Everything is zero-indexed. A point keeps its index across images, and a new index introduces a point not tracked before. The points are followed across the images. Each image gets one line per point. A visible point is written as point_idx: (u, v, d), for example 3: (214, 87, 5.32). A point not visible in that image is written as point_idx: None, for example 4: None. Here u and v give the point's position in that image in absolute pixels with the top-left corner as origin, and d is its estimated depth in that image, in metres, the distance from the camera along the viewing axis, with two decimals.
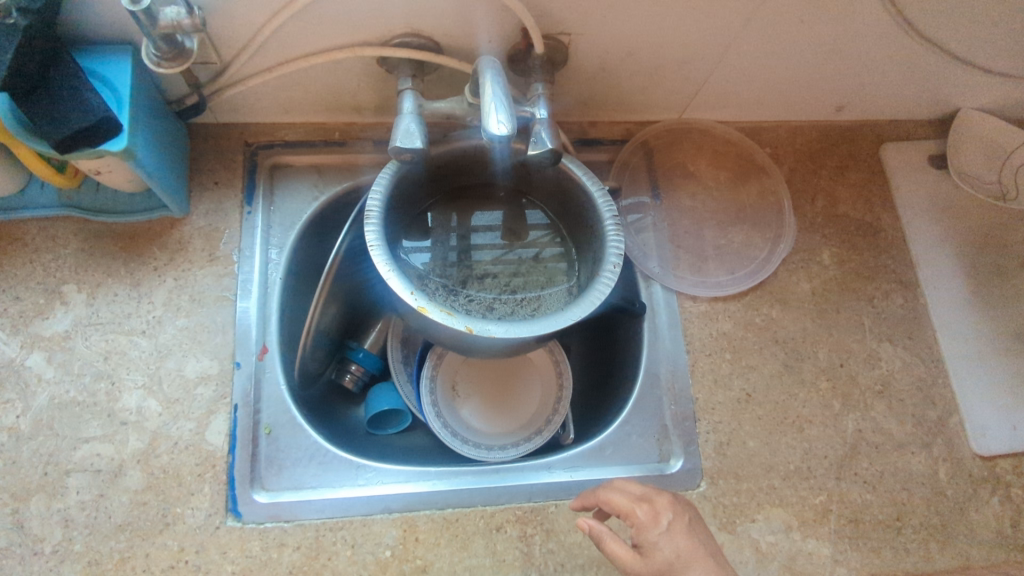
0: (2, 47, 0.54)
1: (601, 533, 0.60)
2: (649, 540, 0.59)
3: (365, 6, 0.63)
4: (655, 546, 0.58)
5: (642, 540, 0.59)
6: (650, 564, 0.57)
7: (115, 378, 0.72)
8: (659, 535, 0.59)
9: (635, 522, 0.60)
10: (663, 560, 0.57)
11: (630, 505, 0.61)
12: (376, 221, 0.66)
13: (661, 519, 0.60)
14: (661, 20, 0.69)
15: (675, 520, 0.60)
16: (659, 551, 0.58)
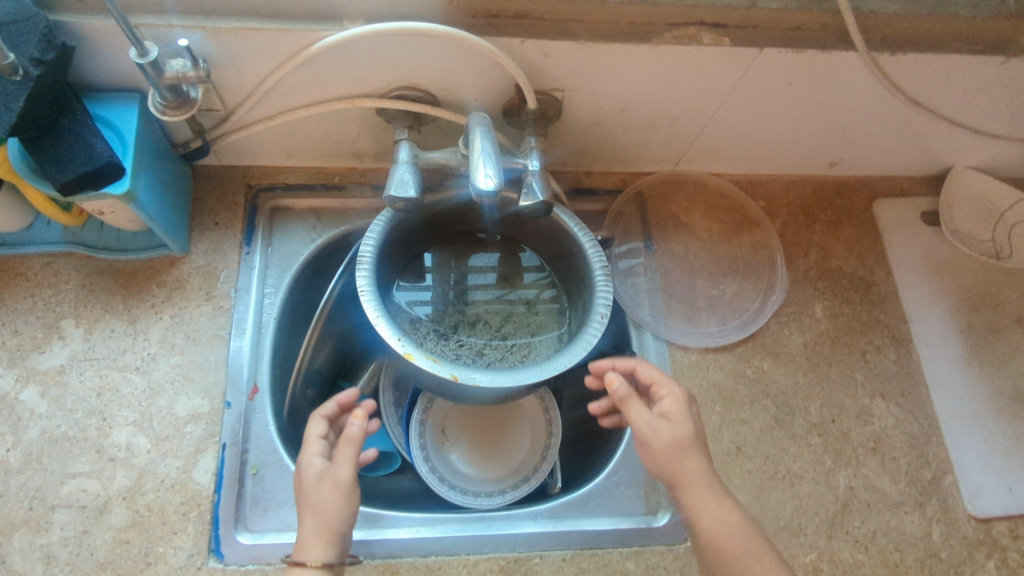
0: (13, 95, 0.56)
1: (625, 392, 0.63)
2: (674, 412, 0.64)
3: (364, 61, 0.66)
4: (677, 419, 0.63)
5: (664, 409, 0.64)
6: (668, 432, 0.62)
7: (106, 414, 0.72)
8: (685, 415, 0.64)
9: (661, 396, 0.65)
10: (686, 432, 0.62)
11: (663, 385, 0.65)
12: (367, 267, 0.67)
13: (685, 406, 0.64)
14: (653, 80, 0.71)
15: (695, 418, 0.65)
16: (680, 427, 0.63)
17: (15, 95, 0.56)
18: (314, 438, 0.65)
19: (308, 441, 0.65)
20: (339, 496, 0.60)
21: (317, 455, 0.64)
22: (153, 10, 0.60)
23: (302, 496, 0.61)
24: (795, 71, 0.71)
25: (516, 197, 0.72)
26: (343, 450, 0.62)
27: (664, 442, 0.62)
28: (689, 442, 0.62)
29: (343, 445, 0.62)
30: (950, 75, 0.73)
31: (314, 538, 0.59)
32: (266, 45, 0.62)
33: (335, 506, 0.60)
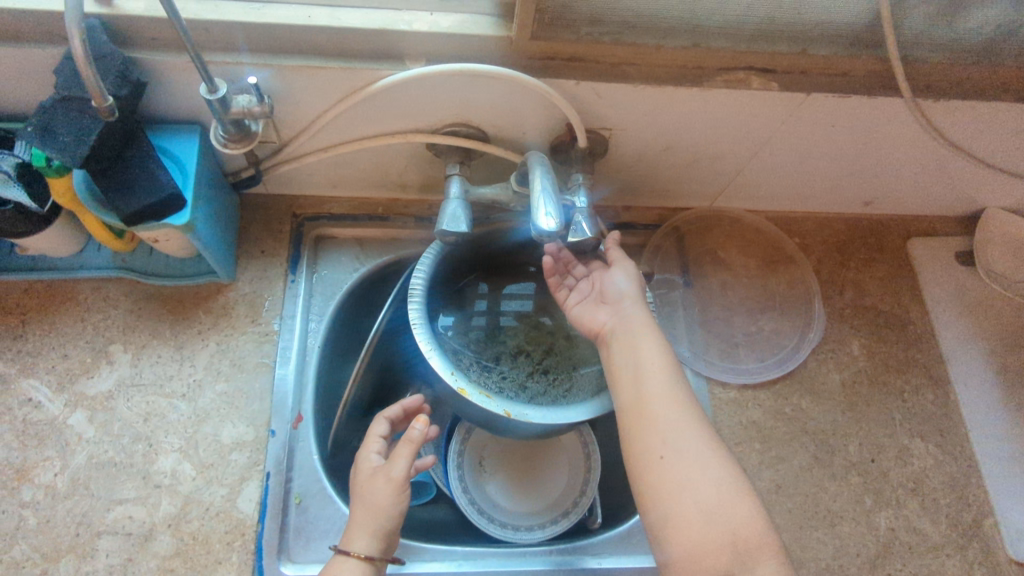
0: (88, 127, 0.57)
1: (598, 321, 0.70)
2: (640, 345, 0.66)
3: (422, 99, 0.67)
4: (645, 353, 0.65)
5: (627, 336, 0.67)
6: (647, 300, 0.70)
7: (152, 440, 0.73)
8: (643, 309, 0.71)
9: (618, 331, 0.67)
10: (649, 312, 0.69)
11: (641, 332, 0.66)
12: (419, 300, 0.68)
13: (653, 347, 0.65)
14: (700, 121, 0.73)
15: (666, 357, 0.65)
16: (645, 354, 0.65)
17: (90, 128, 0.57)
18: (376, 437, 0.69)
19: (369, 438, 0.69)
20: (391, 491, 0.63)
21: (376, 453, 0.67)
22: (223, 46, 0.61)
23: (359, 488, 0.65)
24: (840, 115, 0.72)
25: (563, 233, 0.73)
26: (402, 449, 0.65)
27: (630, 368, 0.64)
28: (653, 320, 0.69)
29: (404, 443, 0.66)
30: (992, 122, 0.74)
31: (364, 526, 0.63)
32: (328, 82, 0.63)
33: (388, 501, 0.63)
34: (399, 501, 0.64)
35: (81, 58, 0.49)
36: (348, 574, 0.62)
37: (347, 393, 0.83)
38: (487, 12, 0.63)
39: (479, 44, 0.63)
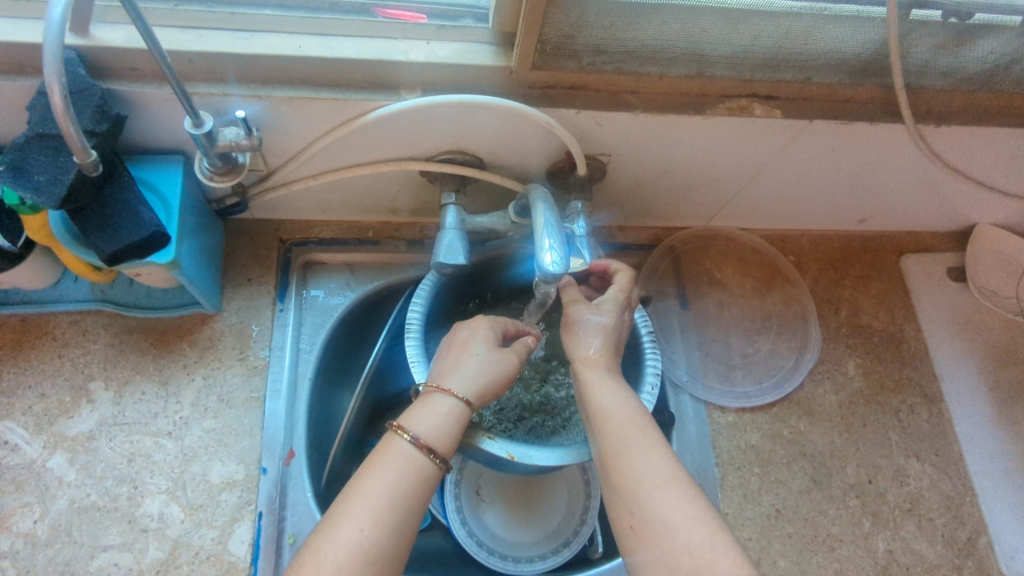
0: (65, 166, 0.55)
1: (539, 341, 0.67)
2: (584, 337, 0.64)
3: (416, 128, 0.65)
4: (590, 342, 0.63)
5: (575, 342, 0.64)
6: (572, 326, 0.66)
7: (137, 482, 0.70)
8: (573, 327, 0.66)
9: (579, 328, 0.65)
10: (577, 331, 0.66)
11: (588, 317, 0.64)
12: (416, 337, 0.65)
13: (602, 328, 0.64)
14: (700, 146, 0.71)
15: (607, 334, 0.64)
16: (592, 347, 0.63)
17: (66, 167, 0.55)
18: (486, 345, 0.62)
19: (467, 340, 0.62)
20: (491, 368, 0.60)
21: (485, 331, 0.63)
22: (207, 77, 0.58)
23: (457, 358, 0.60)
24: (840, 140, 0.71)
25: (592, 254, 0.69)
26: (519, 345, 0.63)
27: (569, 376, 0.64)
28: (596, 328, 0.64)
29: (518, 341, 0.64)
30: (991, 145, 0.73)
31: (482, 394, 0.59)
32: (320, 112, 0.61)
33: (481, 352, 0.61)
34: (505, 380, 0.60)
35: (59, 112, 0.45)
36: (434, 419, 0.55)
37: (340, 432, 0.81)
38: (485, 41, 0.61)
39: (477, 73, 0.60)
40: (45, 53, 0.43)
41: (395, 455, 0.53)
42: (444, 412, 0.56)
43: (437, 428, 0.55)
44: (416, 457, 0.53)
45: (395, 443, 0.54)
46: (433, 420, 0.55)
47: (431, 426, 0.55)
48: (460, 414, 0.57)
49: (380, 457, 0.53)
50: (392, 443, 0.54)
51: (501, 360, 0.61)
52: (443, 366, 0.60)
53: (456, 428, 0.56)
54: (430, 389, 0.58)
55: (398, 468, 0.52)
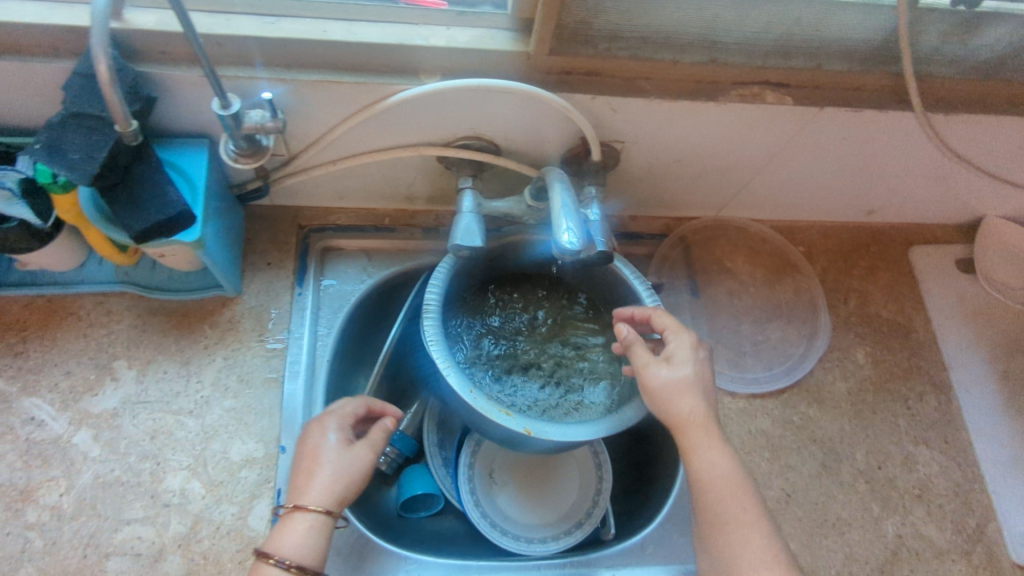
0: (98, 144, 0.57)
1: (633, 336, 0.63)
2: (681, 356, 0.62)
3: (434, 111, 0.66)
4: (684, 362, 0.61)
5: (672, 353, 0.62)
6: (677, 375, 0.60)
7: (159, 459, 0.72)
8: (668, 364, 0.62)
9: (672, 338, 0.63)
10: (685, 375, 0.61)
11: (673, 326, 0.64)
12: (433, 317, 0.67)
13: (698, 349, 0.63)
14: (712, 133, 0.72)
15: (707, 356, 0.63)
16: (686, 367, 0.61)
17: (99, 145, 0.57)
18: (343, 412, 0.67)
19: (337, 409, 0.68)
20: (343, 471, 0.63)
21: (335, 435, 0.65)
22: (235, 60, 0.60)
23: (312, 472, 0.62)
24: (850, 127, 0.72)
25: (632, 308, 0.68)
26: (374, 439, 0.66)
27: (671, 384, 0.60)
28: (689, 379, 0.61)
29: (375, 431, 0.67)
30: (999, 134, 0.74)
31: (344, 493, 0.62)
32: (342, 96, 0.63)
33: (353, 465, 0.63)
34: (361, 484, 0.64)
35: (107, 80, 0.49)
36: (299, 539, 0.59)
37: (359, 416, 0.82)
38: (503, 27, 0.63)
39: (496, 58, 0.62)
40: (94, 26, 0.47)
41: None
42: (305, 532, 0.59)
43: (306, 545, 0.59)
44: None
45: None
46: (299, 538, 0.59)
47: (295, 547, 0.59)
48: (325, 522, 0.60)
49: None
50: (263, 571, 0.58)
51: (354, 465, 0.64)
52: (303, 480, 0.62)
53: (320, 537, 0.60)
54: (290, 508, 0.60)
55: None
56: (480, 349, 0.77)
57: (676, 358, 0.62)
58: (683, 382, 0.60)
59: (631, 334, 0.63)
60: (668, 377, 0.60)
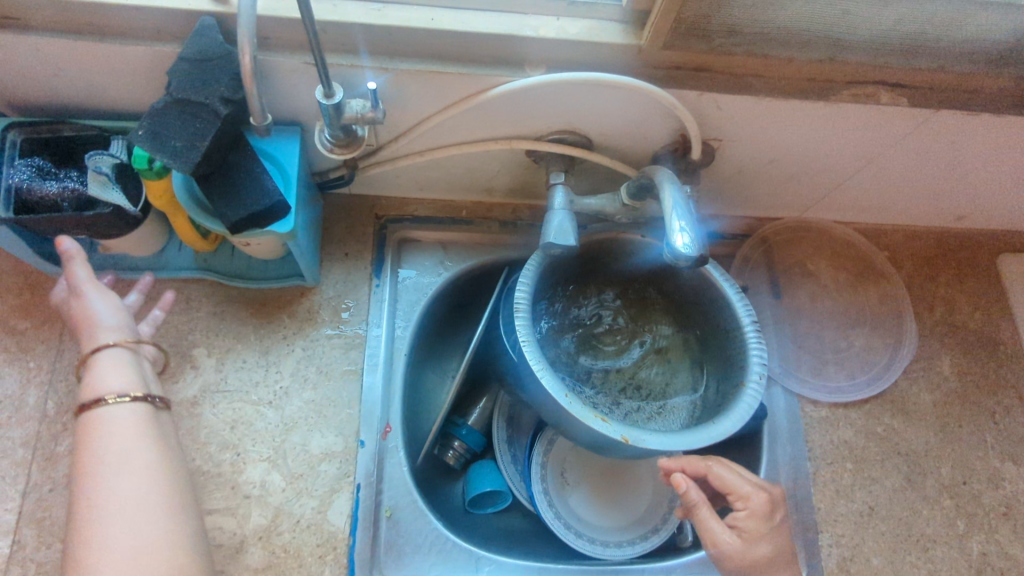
0: (200, 132, 0.55)
1: (699, 500, 0.59)
2: (754, 530, 0.60)
3: (533, 105, 0.64)
4: (759, 537, 0.60)
5: (744, 524, 0.60)
6: (751, 550, 0.59)
7: (240, 449, 0.71)
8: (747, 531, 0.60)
9: (745, 506, 0.61)
10: (763, 550, 0.59)
11: (748, 489, 0.61)
12: (524, 314, 0.66)
13: (773, 514, 0.61)
14: (815, 133, 0.69)
15: (782, 521, 0.62)
16: (760, 543, 0.60)
17: (202, 133, 0.55)
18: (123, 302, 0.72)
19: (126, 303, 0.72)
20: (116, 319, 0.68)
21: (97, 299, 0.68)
22: (339, 48, 0.58)
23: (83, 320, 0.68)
24: (962, 132, 0.69)
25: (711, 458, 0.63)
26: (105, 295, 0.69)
27: (744, 564, 0.58)
28: (770, 553, 0.59)
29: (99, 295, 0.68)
30: None
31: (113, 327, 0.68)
32: (441, 87, 0.61)
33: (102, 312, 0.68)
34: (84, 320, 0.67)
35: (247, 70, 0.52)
36: (115, 374, 0.66)
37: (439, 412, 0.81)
38: (614, 19, 0.60)
39: (606, 51, 0.60)
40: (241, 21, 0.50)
41: (113, 419, 0.63)
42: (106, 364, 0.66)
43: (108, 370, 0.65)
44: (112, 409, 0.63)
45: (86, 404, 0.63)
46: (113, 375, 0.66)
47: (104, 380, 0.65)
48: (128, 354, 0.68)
49: (94, 428, 0.62)
50: (96, 413, 0.63)
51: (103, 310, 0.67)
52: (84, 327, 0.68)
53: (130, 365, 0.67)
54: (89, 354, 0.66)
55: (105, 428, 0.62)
56: (562, 348, 0.76)
57: (747, 531, 0.60)
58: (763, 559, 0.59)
59: (698, 496, 0.59)
60: (741, 554, 0.58)
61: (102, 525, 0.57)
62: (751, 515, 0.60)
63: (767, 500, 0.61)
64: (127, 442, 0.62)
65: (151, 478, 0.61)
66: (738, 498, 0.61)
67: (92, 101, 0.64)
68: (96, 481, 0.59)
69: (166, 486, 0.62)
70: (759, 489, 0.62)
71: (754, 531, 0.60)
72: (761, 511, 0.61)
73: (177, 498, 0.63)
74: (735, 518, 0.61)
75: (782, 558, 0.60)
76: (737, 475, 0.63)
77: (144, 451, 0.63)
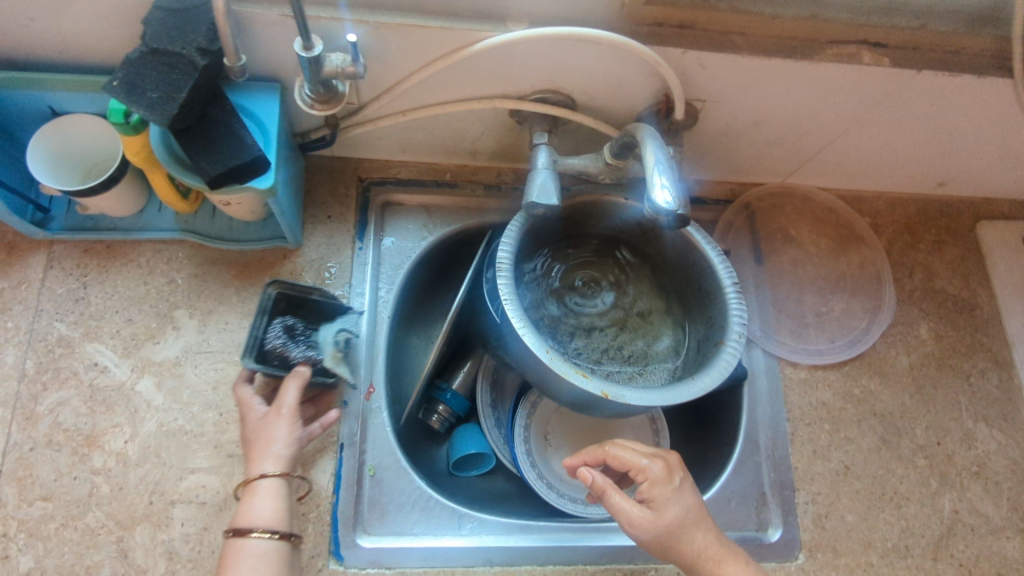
0: (177, 84, 0.54)
1: (605, 484, 0.58)
2: (661, 496, 0.59)
3: (516, 62, 0.64)
4: (666, 503, 0.59)
5: (650, 495, 0.59)
6: (661, 519, 0.58)
7: (223, 409, 0.70)
8: (656, 497, 0.59)
9: (645, 478, 0.60)
10: (676, 514, 0.58)
11: (644, 460, 0.60)
12: (507, 272, 0.66)
13: (674, 476, 0.60)
14: (798, 95, 0.69)
15: (687, 480, 0.60)
16: (669, 508, 0.58)
17: (179, 85, 0.54)
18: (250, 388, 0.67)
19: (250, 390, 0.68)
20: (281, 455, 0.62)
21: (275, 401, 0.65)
22: (318, 1, 0.57)
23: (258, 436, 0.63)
24: (942, 94, 0.69)
25: (607, 441, 0.62)
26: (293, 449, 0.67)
27: (658, 533, 0.57)
28: (681, 516, 0.58)
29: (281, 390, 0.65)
30: None
31: (278, 456, 0.62)
32: (422, 42, 0.60)
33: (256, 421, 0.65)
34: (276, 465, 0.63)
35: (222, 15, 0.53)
36: (265, 505, 0.61)
37: (421, 375, 0.81)
38: None
39: (588, 7, 0.60)
40: None
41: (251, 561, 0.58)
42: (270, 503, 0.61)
43: (267, 508, 0.60)
44: (266, 545, 0.59)
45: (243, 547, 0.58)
46: (262, 506, 0.60)
47: (266, 513, 0.60)
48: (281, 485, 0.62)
49: (235, 563, 0.57)
50: (242, 543, 0.58)
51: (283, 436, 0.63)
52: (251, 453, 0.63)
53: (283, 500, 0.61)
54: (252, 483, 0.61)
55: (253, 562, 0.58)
56: (545, 310, 0.76)
57: (655, 501, 0.59)
58: (673, 524, 0.58)
59: (602, 480, 0.58)
60: (652, 524, 0.57)
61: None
62: (652, 486, 0.59)
63: (663, 465, 0.60)
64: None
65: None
66: (636, 472, 0.60)
67: (65, 53, 0.63)
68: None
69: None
70: (654, 457, 0.61)
71: (661, 499, 0.59)
72: (662, 478, 0.60)
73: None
74: (641, 491, 0.60)
75: (693, 517, 0.59)
76: (631, 447, 0.62)
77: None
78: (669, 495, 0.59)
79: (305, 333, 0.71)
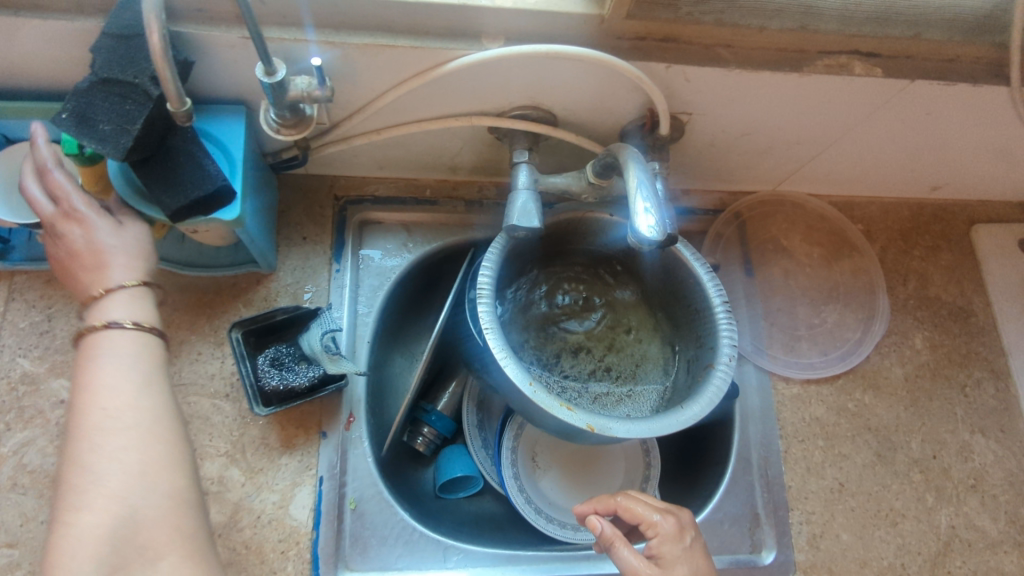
0: (131, 114, 0.51)
1: (614, 534, 0.56)
2: (669, 554, 0.56)
3: (492, 80, 0.61)
4: (674, 561, 0.56)
5: (659, 551, 0.57)
6: None
7: (196, 444, 0.68)
8: (666, 554, 0.56)
9: (655, 533, 0.58)
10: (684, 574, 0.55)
11: (655, 515, 0.58)
12: (488, 299, 0.63)
13: (685, 535, 0.58)
14: (787, 107, 0.67)
15: (696, 541, 0.58)
16: (677, 567, 0.56)
17: (133, 115, 0.51)
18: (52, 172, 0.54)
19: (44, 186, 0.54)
20: (134, 246, 0.55)
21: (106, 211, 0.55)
22: (278, 20, 0.54)
23: (90, 247, 0.54)
24: (938, 102, 0.67)
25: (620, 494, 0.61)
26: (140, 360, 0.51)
27: None
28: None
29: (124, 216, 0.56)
30: None
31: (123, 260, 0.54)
32: (393, 62, 0.57)
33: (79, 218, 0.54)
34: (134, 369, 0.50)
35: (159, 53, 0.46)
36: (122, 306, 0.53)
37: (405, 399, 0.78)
38: None
39: (567, 22, 0.57)
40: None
41: (111, 349, 0.50)
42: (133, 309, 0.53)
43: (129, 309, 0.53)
44: (133, 337, 0.51)
45: (105, 339, 0.51)
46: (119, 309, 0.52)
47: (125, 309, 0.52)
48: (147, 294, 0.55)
49: (98, 358, 0.50)
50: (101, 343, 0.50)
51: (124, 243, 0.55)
52: (90, 263, 0.53)
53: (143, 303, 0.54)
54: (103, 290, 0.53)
55: (122, 352, 0.50)
56: (528, 333, 0.74)
57: (664, 558, 0.56)
58: None
59: (612, 530, 0.56)
60: None
61: (73, 545, 0.44)
62: (663, 543, 0.57)
63: (677, 522, 0.58)
64: (128, 364, 0.50)
65: (131, 430, 0.48)
66: (647, 528, 0.58)
67: (17, 80, 0.60)
68: (94, 395, 0.48)
69: (158, 450, 0.48)
70: (668, 513, 0.59)
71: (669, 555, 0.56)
72: (673, 535, 0.57)
73: (170, 433, 0.50)
74: (650, 547, 0.57)
75: None
76: (647, 503, 0.60)
77: (138, 375, 0.50)
78: (680, 555, 0.56)
79: (291, 358, 0.69)
